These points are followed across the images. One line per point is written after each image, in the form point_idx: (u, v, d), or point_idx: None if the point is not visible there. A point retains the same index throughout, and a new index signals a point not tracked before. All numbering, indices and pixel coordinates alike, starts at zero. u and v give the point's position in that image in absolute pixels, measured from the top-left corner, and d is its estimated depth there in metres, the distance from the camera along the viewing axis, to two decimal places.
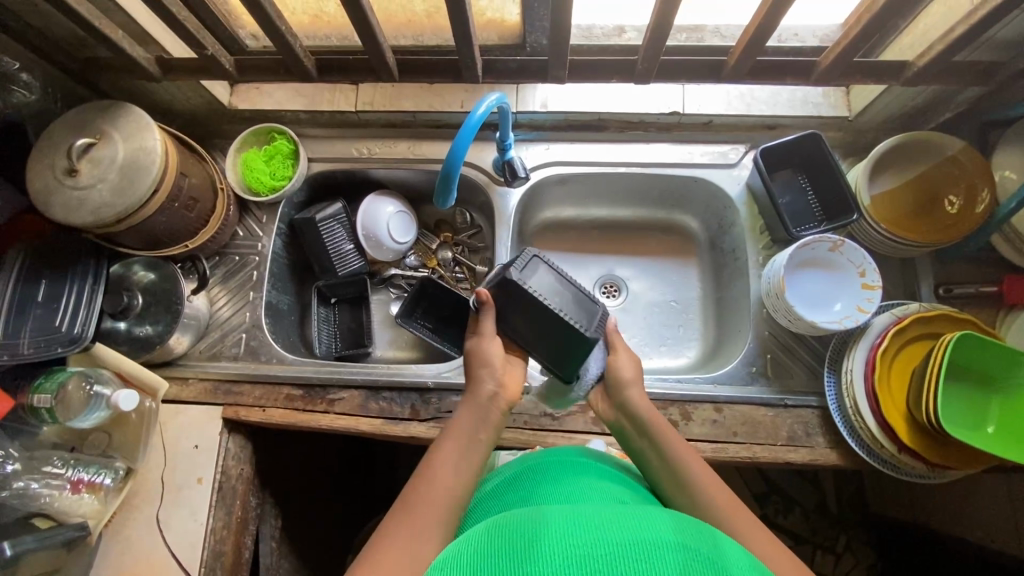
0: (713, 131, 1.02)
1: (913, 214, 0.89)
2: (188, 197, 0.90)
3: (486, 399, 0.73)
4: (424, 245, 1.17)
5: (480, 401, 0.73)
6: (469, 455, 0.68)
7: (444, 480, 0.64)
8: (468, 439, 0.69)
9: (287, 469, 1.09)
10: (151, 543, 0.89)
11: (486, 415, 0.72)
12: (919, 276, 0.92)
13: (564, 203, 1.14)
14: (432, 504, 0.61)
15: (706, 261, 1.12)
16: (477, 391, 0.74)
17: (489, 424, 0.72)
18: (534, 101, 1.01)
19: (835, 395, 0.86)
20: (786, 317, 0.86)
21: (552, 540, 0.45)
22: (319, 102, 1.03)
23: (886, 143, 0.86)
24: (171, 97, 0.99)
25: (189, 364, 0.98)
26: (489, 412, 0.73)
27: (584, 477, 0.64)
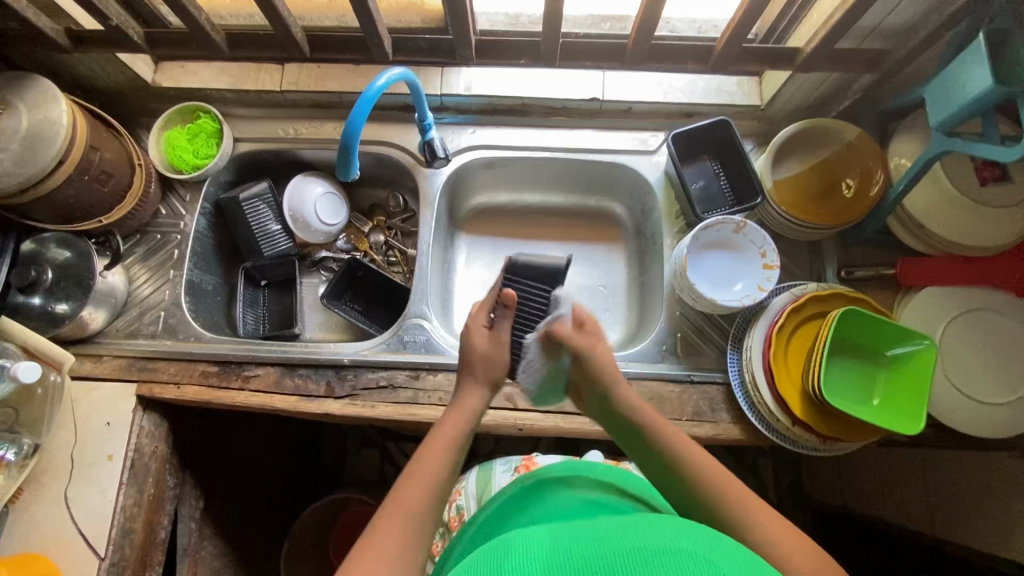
0: (634, 118, 1.05)
1: (815, 198, 0.92)
2: (100, 171, 0.89)
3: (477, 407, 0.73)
4: (356, 228, 1.17)
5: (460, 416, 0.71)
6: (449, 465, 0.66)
7: (427, 491, 0.62)
8: (455, 450, 0.67)
9: (212, 450, 1.08)
10: (58, 519, 0.88)
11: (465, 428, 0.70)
12: (824, 260, 0.95)
13: (496, 188, 1.15)
14: (420, 506, 0.60)
15: (632, 246, 1.14)
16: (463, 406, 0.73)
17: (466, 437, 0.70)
18: (458, 84, 1.02)
19: (738, 372, 0.89)
20: (690, 295, 0.88)
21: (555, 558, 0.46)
22: (244, 81, 1.03)
23: (788, 129, 0.90)
24: (90, 73, 0.98)
25: (105, 342, 0.97)
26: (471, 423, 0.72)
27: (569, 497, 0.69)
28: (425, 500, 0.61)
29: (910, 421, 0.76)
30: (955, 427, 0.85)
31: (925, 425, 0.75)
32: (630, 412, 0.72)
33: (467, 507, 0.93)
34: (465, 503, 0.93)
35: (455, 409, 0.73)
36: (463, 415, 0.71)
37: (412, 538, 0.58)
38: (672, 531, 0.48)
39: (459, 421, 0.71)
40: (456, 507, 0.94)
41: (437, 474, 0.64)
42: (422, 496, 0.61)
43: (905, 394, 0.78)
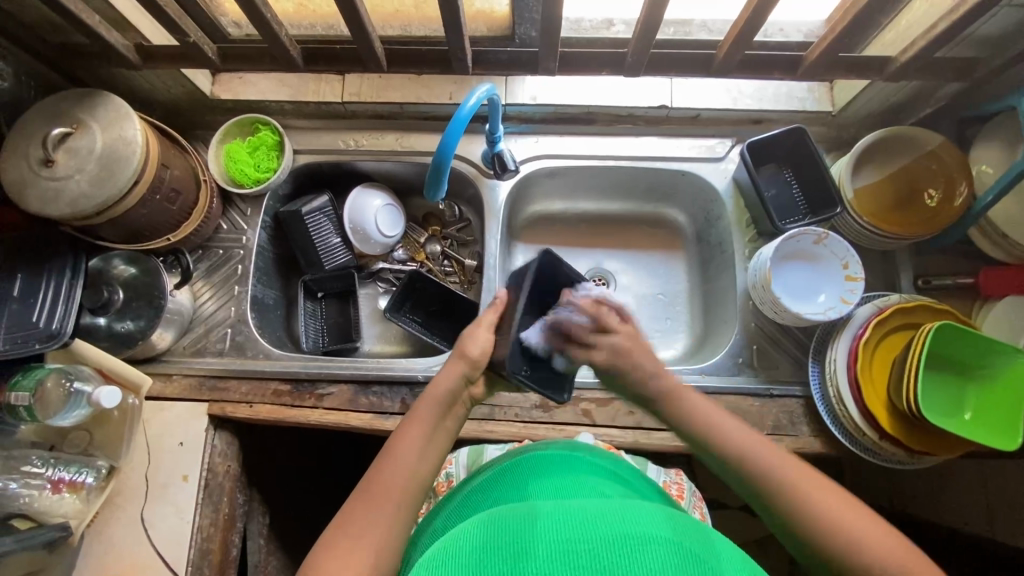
0: (701, 125, 1.03)
1: (894, 208, 0.91)
2: (170, 189, 0.88)
3: (454, 386, 0.70)
4: (413, 239, 1.16)
5: (437, 393, 0.69)
6: (424, 447, 0.65)
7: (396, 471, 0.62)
8: (427, 431, 0.67)
9: (275, 466, 1.07)
10: (137, 542, 0.87)
11: (443, 406, 0.69)
12: (899, 269, 0.94)
13: (553, 196, 1.14)
14: (394, 487, 0.61)
15: (693, 254, 1.13)
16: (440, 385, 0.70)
17: (448, 414, 0.69)
18: (523, 94, 1.00)
19: (819, 384, 0.88)
20: (772, 308, 0.88)
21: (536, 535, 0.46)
22: (304, 92, 1.01)
23: (868, 138, 0.88)
24: (150, 86, 0.96)
25: (173, 360, 0.96)
26: (453, 399, 0.70)
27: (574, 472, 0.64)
28: (397, 480, 0.62)
29: (1005, 436, 0.75)
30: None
31: (1021, 442, 0.74)
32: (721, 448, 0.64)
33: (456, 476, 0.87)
34: (456, 472, 0.87)
35: (431, 389, 0.70)
36: (437, 396, 0.69)
37: (375, 512, 0.59)
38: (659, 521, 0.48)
39: (436, 398, 0.69)
40: (445, 475, 0.88)
41: (410, 459, 0.64)
42: (396, 481, 0.62)
43: (997, 408, 0.77)
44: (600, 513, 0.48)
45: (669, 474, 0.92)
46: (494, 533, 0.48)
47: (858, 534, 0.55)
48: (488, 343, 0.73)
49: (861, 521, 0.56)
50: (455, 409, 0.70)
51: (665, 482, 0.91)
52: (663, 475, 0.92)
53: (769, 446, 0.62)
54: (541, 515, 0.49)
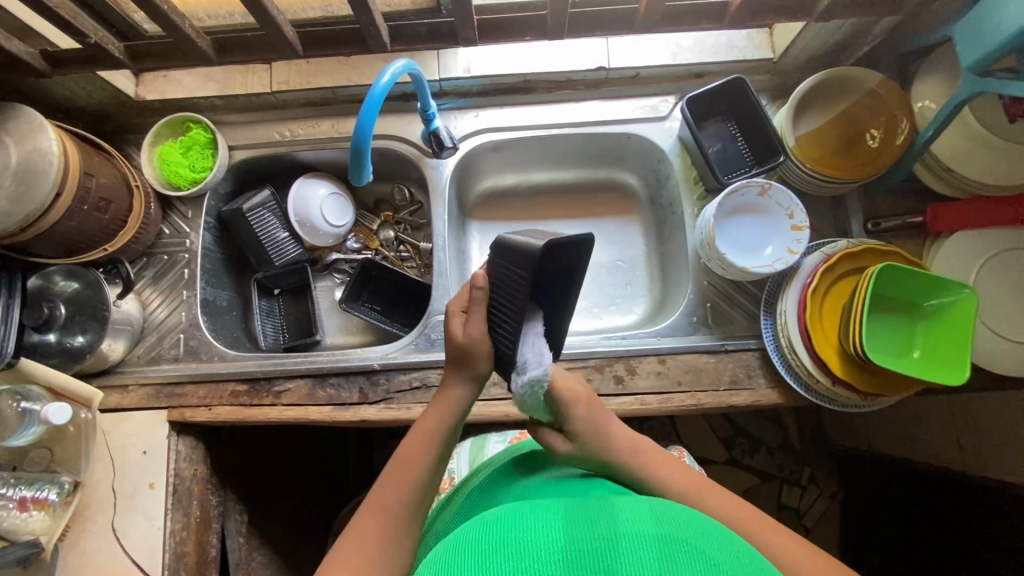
0: (642, 84, 1.01)
1: (837, 151, 0.89)
2: (98, 198, 0.85)
3: (459, 408, 0.69)
4: (364, 227, 1.14)
5: (437, 410, 0.69)
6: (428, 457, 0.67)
7: (403, 480, 0.65)
8: (430, 447, 0.67)
9: (246, 464, 1.08)
10: (110, 552, 0.88)
11: (441, 423, 0.68)
12: (849, 214, 0.93)
13: (502, 170, 1.12)
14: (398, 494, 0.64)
15: (648, 216, 1.12)
16: (445, 396, 0.70)
17: (449, 430, 0.69)
18: (457, 66, 0.97)
19: (772, 336, 0.88)
20: (720, 265, 0.87)
21: (541, 537, 0.46)
22: (233, 85, 0.98)
23: (807, 82, 0.86)
24: (71, 93, 0.93)
25: (128, 371, 0.95)
26: (456, 413, 0.69)
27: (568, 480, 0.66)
28: (405, 493, 0.64)
29: (952, 371, 0.75)
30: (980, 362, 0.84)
31: (969, 374, 0.74)
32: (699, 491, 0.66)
33: (457, 472, 0.91)
34: (457, 468, 0.92)
35: (438, 400, 0.70)
36: (443, 412, 0.69)
37: (388, 536, 0.60)
38: (664, 519, 0.48)
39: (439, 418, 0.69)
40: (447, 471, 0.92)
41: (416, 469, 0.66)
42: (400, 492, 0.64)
43: (945, 344, 0.77)
44: (603, 511, 0.49)
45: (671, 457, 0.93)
46: (497, 537, 0.47)
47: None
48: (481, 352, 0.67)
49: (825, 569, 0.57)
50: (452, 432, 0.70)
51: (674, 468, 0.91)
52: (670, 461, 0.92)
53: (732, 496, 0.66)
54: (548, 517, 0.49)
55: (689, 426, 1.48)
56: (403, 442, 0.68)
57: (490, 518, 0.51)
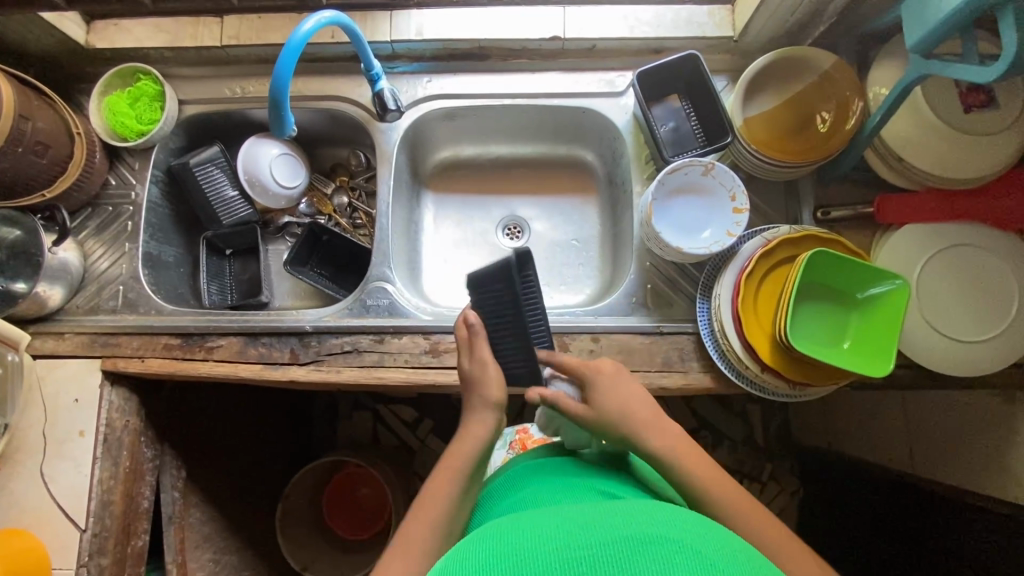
0: (600, 57, 0.98)
1: (787, 134, 0.87)
2: (35, 141, 0.85)
3: (479, 447, 0.70)
4: (319, 191, 1.13)
5: (460, 447, 0.70)
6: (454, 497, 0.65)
7: (431, 524, 0.63)
8: (455, 485, 0.66)
9: (191, 421, 1.09)
10: (37, 495, 0.89)
11: (470, 464, 0.68)
12: (800, 201, 0.91)
13: (460, 141, 1.11)
14: (425, 540, 0.62)
15: (605, 196, 1.10)
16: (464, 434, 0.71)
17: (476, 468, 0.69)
18: (409, 28, 0.95)
19: (707, 321, 0.86)
20: (658, 245, 0.84)
21: (540, 547, 0.44)
22: (182, 37, 0.97)
23: (760, 61, 0.84)
24: (17, 36, 0.92)
25: (66, 319, 0.95)
26: (480, 450, 0.69)
27: (570, 477, 0.65)
28: (433, 540, 0.62)
29: (878, 363, 0.73)
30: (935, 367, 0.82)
31: (893, 366, 0.72)
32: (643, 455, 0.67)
33: None
34: None
35: (456, 445, 0.70)
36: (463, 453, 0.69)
37: None
38: (665, 519, 0.46)
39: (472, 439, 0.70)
40: None
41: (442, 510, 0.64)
42: (428, 538, 0.62)
43: (875, 335, 0.75)
44: (600, 514, 0.47)
45: None
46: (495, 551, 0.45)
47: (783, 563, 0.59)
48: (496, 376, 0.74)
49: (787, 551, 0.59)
50: (484, 461, 0.70)
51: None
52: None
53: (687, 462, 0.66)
54: (547, 524, 0.47)
55: None
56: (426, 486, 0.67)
57: (490, 531, 0.50)
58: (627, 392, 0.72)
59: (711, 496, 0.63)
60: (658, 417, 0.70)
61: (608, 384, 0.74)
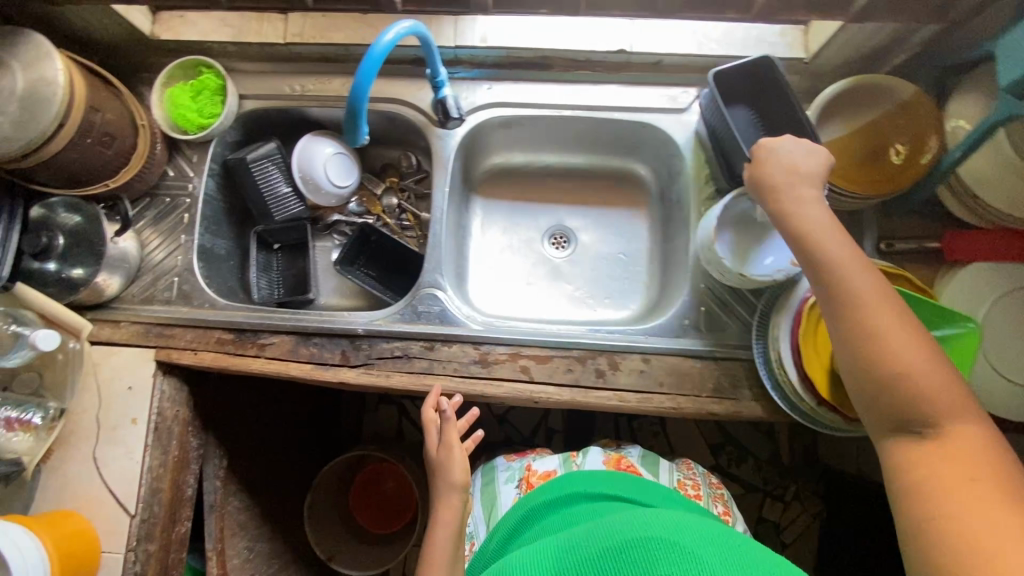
0: (665, 72, 0.96)
1: (857, 163, 0.85)
2: (103, 133, 0.86)
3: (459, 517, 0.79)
4: (369, 191, 1.14)
5: (439, 527, 0.79)
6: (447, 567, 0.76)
7: None
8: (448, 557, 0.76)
9: (234, 412, 1.11)
10: (90, 478, 0.92)
11: (453, 540, 0.78)
12: (863, 231, 0.89)
13: (513, 148, 1.10)
14: None
15: (657, 211, 1.09)
16: (445, 509, 0.80)
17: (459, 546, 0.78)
18: (473, 34, 0.94)
19: (762, 348, 0.86)
20: (718, 269, 0.84)
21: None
22: (246, 32, 0.96)
23: (834, 86, 0.83)
24: (85, 25, 0.93)
25: (121, 307, 0.97)
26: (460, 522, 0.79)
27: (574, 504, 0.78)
28: None
29: None
30: (1002, 416, 0.81)
31: None
32: (852, 304, 0.62)
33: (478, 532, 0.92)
34: (475, 531, 0.92)
35: (440, 517, 0.79)
36: (450, 524, 0.78)
37: None
38: (655, 523, 0.60)
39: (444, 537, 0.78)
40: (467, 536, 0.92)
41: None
42: None
43: None
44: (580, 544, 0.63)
45: (684, 472, 0.94)
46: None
47: (929, 471, 0.56)
48: (461, 462, 0.81)
49: (948, 462, 0.56)
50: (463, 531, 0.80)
51: (679, 481, 0.92)
52: (677, 473, 0.93)
53: (894, 327, 0.60)
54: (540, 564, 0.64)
55: (678, 428, 1.47)
56: (425, 554, 0.77)
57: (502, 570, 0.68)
58: (814, 208, 0.69)
59: (899, 382, 0.59)
60: (820, 217, 0.68)
61: (777, 169, 0.72)
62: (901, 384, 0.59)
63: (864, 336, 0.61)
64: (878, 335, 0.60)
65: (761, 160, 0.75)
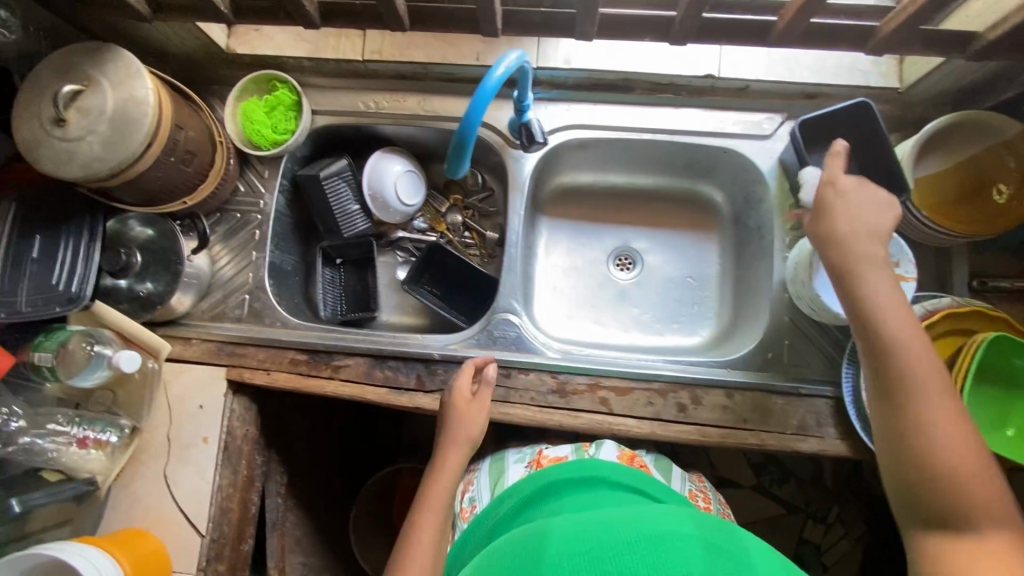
0: (750, 97, 0.94)
1: (956, 200, 0.83)
2: (185, 150, 0.85)
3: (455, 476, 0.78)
4: (433, 208, 1.12)
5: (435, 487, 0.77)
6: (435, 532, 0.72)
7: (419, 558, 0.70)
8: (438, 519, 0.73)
9: (293, 427, 1.10)
10: (161, 496, 0.91)
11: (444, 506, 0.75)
12: (953, 268, 0.87)
13: (582, 168, 1.09)
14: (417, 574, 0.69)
15: (728, 236, 1.07)
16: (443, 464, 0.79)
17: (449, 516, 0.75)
18: (557, 57, 0.93)
19: (852, 386, 0.83)
20: (809, 304, 0.84)
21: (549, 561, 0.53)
22: (324, 48, 0.96)
23: (940, 121, 0.79)
24: (163, 38, 0.91)
25: (192, 324, 0.96)
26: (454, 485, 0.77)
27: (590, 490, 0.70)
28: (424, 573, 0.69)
29: None
30: None
31: None
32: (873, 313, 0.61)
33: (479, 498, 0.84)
34: (477, 495, 0.85)
35: (436, 477, 0.78)
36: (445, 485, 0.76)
37: None
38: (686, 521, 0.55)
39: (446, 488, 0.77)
40: (468, 498, 0.85)
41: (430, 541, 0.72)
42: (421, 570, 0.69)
43: None
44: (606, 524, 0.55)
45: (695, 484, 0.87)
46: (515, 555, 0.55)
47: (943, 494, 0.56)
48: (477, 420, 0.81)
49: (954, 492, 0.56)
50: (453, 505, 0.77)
51: (690, 491, 0.85)
52: (689, 482, 0.86)
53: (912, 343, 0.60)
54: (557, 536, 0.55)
55: (724, 450, 1.45)
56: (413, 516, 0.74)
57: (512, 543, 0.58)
58: (868, 205, 0.66)
59: (909, 400, 0.59)
60: (862, 215, 0.66)
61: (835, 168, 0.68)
62: (910, 400, 0.59)
63: (879, 345, 0.61)
64: (890, 346, 0.60)
65: (828, 161, 0.70)
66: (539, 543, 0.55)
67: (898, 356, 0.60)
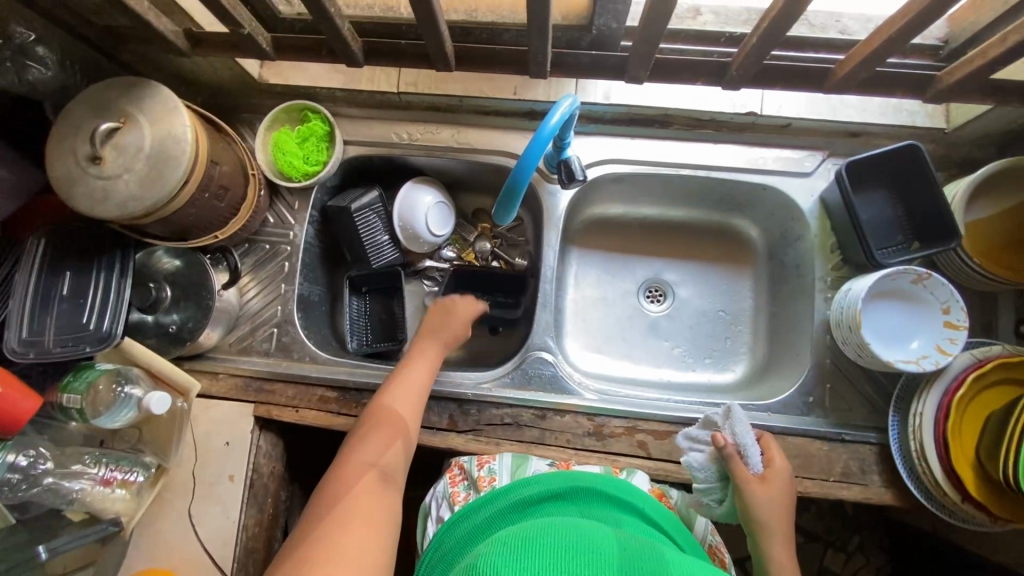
0: (791, 135, 0.93)
1: (1004, 246, 0.82)
2: (219, 186, 0.83)
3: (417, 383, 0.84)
4: (461, 237, 1.10)
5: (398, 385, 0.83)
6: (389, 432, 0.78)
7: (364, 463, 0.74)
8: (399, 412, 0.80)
9: (315, 461, 1.08)
10: (184, 537, 0.88)
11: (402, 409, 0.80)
12: (999, 312, 0.86)
13: (613, 200, 1.07)
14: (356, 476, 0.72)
15: (762, 272, 1.05)
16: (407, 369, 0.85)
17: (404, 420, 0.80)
18: (596, 91, 0.92)
19: (898, 435, 0.82)
20: (856, 350, 0.82)
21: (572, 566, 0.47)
22: (358, 79, 0.94)
23: (988, 168, 0.78)
24: (196, 69, 0.90)
25: (219, 358, 0.94)
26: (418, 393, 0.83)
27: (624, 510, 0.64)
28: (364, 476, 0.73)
29: None
30: None
31: None
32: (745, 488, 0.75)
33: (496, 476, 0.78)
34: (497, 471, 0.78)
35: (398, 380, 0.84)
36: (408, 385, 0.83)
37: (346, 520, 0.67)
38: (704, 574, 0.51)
39: (418, 381, 0.84)
40: (487, 469, 0.78)
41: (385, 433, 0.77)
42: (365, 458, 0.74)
43: None
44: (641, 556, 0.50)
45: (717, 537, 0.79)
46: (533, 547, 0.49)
47: None
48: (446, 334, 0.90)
49: None
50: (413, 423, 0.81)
51: (711, 545, 0.77)
52: (711, 536, 0.78)
53: (777, 514, 0.74)
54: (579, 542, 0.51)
55: None
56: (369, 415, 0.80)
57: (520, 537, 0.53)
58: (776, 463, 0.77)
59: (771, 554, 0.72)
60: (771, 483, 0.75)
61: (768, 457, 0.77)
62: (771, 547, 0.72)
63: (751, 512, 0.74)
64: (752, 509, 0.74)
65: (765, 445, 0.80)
66: (560, 548, 0.50)
67: (763, 514, 0.73)
